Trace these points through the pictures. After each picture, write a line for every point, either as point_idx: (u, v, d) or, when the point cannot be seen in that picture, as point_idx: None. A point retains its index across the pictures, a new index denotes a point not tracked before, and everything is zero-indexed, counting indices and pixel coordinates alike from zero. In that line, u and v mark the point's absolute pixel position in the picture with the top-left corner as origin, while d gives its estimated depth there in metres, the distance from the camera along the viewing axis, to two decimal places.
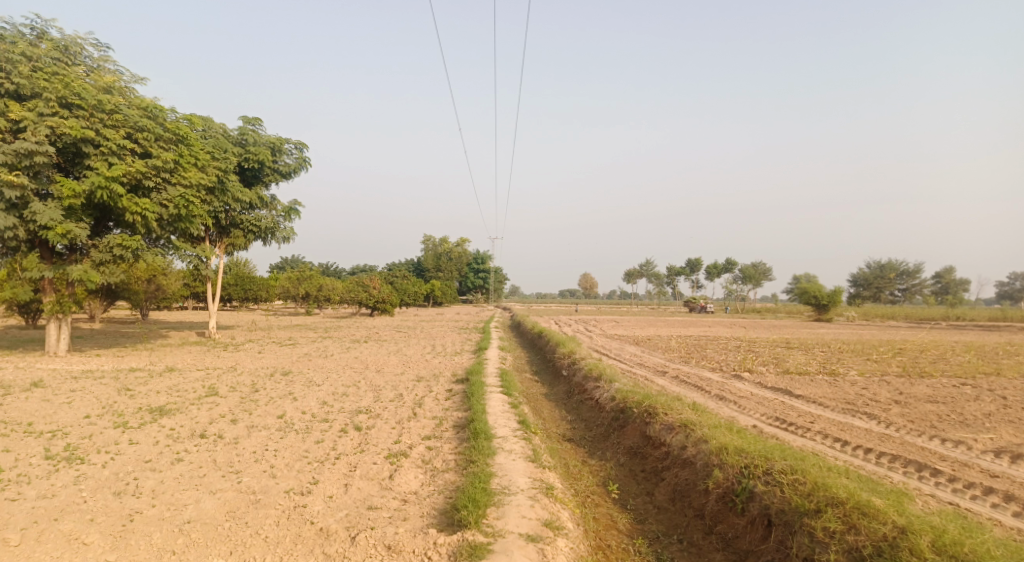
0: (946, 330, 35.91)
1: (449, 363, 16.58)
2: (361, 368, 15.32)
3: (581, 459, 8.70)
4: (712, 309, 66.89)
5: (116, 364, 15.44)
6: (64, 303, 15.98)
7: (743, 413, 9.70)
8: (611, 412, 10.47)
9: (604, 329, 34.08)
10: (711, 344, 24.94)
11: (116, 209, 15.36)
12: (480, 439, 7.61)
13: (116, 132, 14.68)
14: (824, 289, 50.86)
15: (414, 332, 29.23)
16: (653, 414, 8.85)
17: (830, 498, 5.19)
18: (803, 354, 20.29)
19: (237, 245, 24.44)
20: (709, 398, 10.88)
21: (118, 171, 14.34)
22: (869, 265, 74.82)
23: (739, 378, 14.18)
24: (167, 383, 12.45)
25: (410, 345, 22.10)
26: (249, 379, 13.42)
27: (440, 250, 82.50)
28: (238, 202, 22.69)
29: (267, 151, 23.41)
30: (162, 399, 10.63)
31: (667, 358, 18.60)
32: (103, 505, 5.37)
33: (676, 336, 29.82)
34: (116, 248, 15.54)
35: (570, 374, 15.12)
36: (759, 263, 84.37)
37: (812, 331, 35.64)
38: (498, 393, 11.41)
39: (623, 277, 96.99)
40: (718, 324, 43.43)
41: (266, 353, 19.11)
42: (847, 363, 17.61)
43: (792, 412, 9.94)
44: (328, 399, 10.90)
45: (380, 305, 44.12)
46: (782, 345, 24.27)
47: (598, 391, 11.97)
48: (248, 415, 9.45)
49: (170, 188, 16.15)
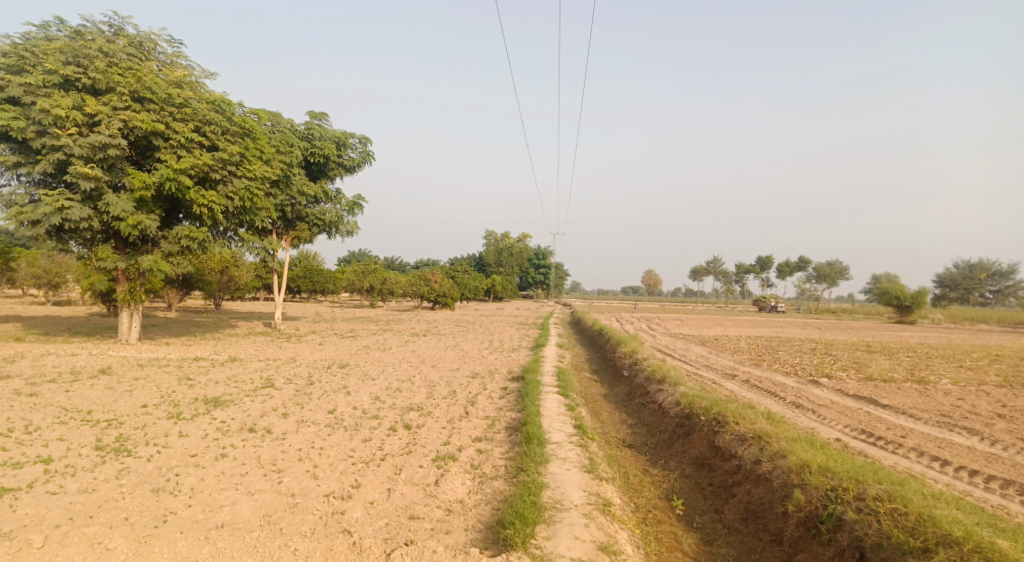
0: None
1: (505, 359, 16.20)
2: (417, 363, 15.18)
3: (642, 469, 8.05)
4: (783, 309, 63.69)
5: (183, 353, 15.99)
6: (135, 292, 16.79)
7: (824, 424, 8.76)
8: (676, 418, 9.75)
9: (667, 327, 32.84)
10: (784, 345, 23.42)
11: (184, 201, 15.88)
12: (533, 444, 7.11)
13: (184, 125, 15.15)
14: (908, 289, 47.27)
15: (472, 327, 29.09)
16: (724, 423, 8.08)
17: (940, 535, 4.40)
18: (887, 359, 18.65)
19: (303, 239, 24.99)
20: (785, 406, 9.97)
21: (185, 163, 14.79)
22: (957, 263, 69.21)
23: (818, 384, 13.04)
24: (227, 374, 12.69)
25: (467, 340, 21.91)
26: (306, 371, 13.53)
27: (501, 246, 82.62)
28: (303, 196, 23.17)
29: (332, 146, 23.77)
30: (219, 390, 10.80)
31: (735, 360, 17.51)
32: (140, 503, 5.33)
33: (745, 337, 28.29)
34: (184, 240, 16.09)
35: (631, 374, 14.41)
36: (834, 261, 79.67)
37: (893, 334, 33.10)
38: (554, 393, 10.90)
39: (687, 275, 94.20)
40: (790, 325, 41.14)
41: (326, 345, 19.36)
42: (940, 370, 15.96)
43: (881, 424, 8.89)
44: (380, 394, 10.74)
45: (440, 299, 44.50)
46: (862, 348, 22.48)
47: (661, 395, 11.25)
48: (299, 409, 9.41)
49: (235, 181, 16.55)
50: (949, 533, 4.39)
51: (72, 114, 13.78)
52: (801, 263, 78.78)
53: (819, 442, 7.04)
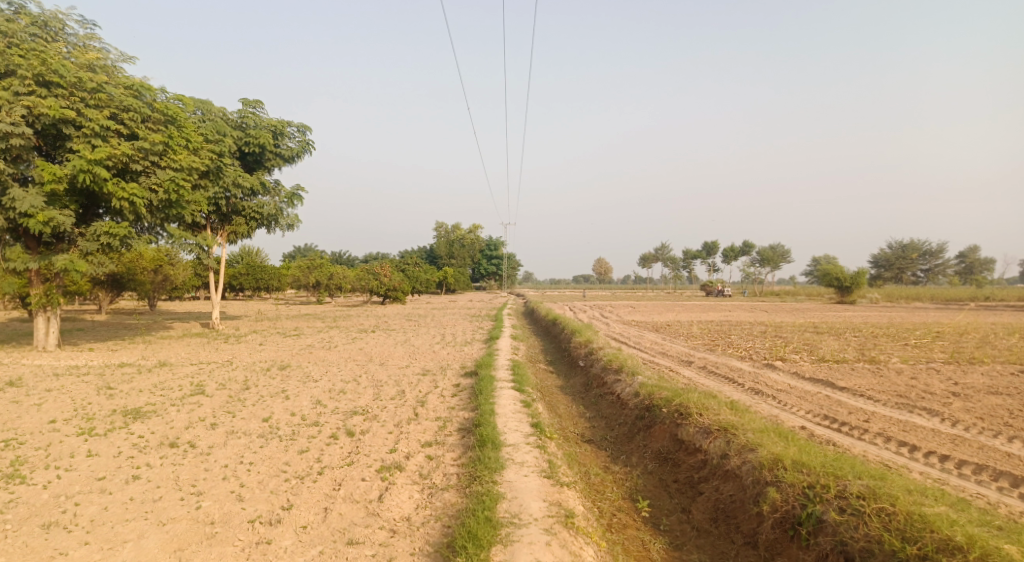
0: (980, 311, 34.10)
1: (458, 354, 15.57)
2: (365, 361, 14.36)
3: (602, 467, 7.61)
4: (730, 293, 65.26)
5: (106, 359, 14.65)
6: (52, 294, 15.24)
7: (786, 411, 8.54)
8: (636, 409, 9.39)
9: (621, 315, 32.85)
10: (735, 329, 23.62)
11: (102, 195, 14.45)
12: (487, 449, 6.54)
13: (99, 112, 13.75)
14: (847, 271, 49.12)
15: (423, 320, 28.28)
16: (687, 414, 7.72)
17: (939, 540, 4.12)
18: (835, 339, 18.98)
19: (241, 233, 23.56)
20: (745, 393, 9.74)
21: (101, 153, 13.40)
22: (890, 245, 72.52)
23: (773, 367, 12.97)
24: (153, 381, 11.60)
25: (418, 335, 21.15)
26: (243, 374, 12.53)
27: (454, 237, 81.63)
28: (239, 188, 21.78)
29: (269, 135, 22.43)
30: (142, 400, 9.77)
31: (690, 346, 17.42)
32: (22, 544, 4.49)
33: (697, 322, 28.53)
34: (104, 236, 14.68)
35: (587, 365, 14.05)
36: (777, 246, 82.22)
37: (836, 314, 34.14)
38: (509, 388, 10.36)
39: (639, 262, 95.59)
40: (739, 308, 41.97)
41: (267, 346, 18.22)
42: (886, 349, 16.27)
43: (841, 408, 8.75)
44: (322, 397, 9.95)
45: (392, 292, 43.38)
46: (810, 329, 22.92)
47: (619, 386, 10.89)
48: (232, 418, 8.55)
49: (159, 172, 15.16)
50: (948, 538, 4.11)
51: None
52: (746, 248, 80.99)
53: (786, 432, 6.76)
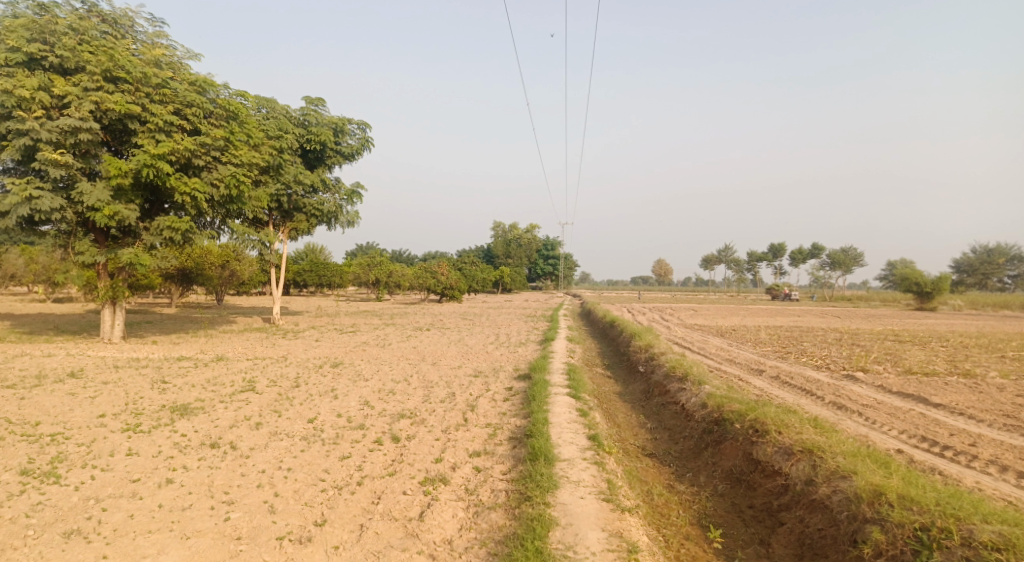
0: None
1: (511, 355, 15.06)
2: (416, 360, 14.07)
3: (666, 485, 6.90)
4: (798, 297, 62.03)
5: (168, 352, 14.98)
6: (117, 287, 15.75)
7: (877, 429, 7.55)
8: (703, 422, 8.60)
9: (681, 318, 31.60)
10: (807, 336, 22.11)
11: (166, 190, 14.81)
12: (540, 464, 5.97)
13: (162, 108, 14.08)
14: (928, 275, 45.66)
15: (478, 320, 27.97)
16: (764, 431, 6.89)
17: None
18: (922, 349, 17.31)
19: (301, 230, 23.93)
20: (828, 408, 8.76)
21: (164, 148, 13.71)
22: (976, 248, 67.23)
23: (855, 379, 11.79)
24: (207, 376, 11.66)
25: (472, 335, 20.81)
26: (294, 371, 12.45)
27: (510, 237, 81.55)
28: (299, 185, 22.07)
29: (329, 132, 22.66)
30: (192, 395, 9.74)
31: (758, 352, 16.25)
32: (41, 554, 4.29)
33: (764, 326, 26.95)
34: (166, 231, 15.06)
35: (647, 371, 13.27)
36: (849, 248, 77.74)
37: (918, 321, 31.57)
38: (564, 394, 9.75)
39: (699, 263, 92.60)
40: (807, 314, 39.73)
41: (322, 342, 18.30)
42: (984, 361, 14.63)
43: (942, 428, 7.66)
44: (370, 398, 9.64)
45: (448, 291, 43.52)
46: (891, 337, 21.12)
47: (683, 395, 10.09)
48: (278, 418, 8.35)
49: (220, 167, 15.41)
50: None
51: (39, 96, 12.73)
52: (815, 250, 76.98)
53: (885, 456, 5.87)
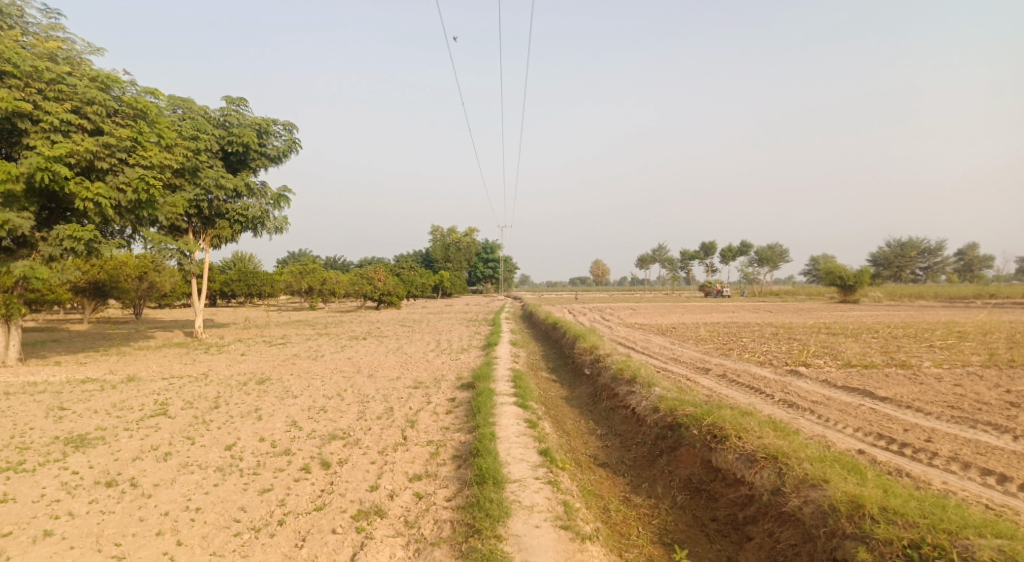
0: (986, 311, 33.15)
1: (453, 363, 14.36)
2: (352, 373, 13.14)
3: (622, 498, 6.46)
4: (730, 293, 64.20)
5: (69, 375, 13.38)
6: (12, 304, 13.92)
7: (831, 427, 7.40)
8: (655, 427, 8.25)
9: (623, 317, 31.69)
10: (745, 332, 22.49)
11: (65, 195, 13.25)
12: (488, 488, 5.39)
13: (58, 105, 12.59)
14: (850, 269, 48.04)
15: (417, 326, 27.01)
16: (722, 436, 6.56)
17: None
18: (854, 341, 17.82)
19: (224, 237, 22.34)
20: (780, 407, 8.59)
21: (60, 150, 12.24)
22: (889, 243, 71.63)
23: (799, 374, 11.82)
24: (113, 400, 10.37)
25: (411, 342, 19.94)
26: (215, 390, 11.29)
27: (449, 241, 80.51)
28: (221, 189, 20.54)
29: (253, 133, 21.27)
30: (92, 424, 8.55)
31: (702, 350, 16.24)
32: None
33: (703, 323, 27.30)
34: (67, 240, 13.46)
35: (594, 374, 12.90)
36: (775, 246, 81.20)
37: (845, 314, 32.94)
38: (511, 404, 9.18)
39: (637, 263, 94.43)
40: (741, 309, 40.92)
41: (248, 356, 16.96)
42: (913, 352, 15.12)
43: (892, 423, 7.58)
44: (299, 418, 8.74)
45: (387, 297, 42.17)
46: (824, 331, 21.74)
47: (633, 399, 9.75)
48: (192, 446, 7.34)
49: (128, 170, 13.94)
50: None
51: None
52: (744, 248, 79.99)
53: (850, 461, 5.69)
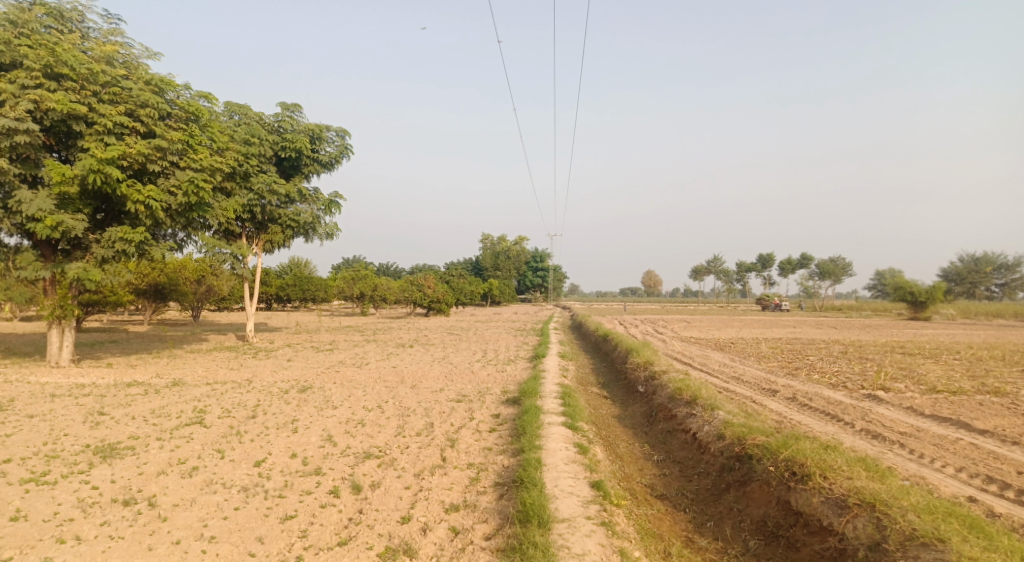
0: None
1: (499, 375, 13.75)
2: (394, 383, 12.72)
3: (684, 540, 5.66)
4: (788, 308, 61.35)
5: (119, 377, 13.52)
6: (65, 305, 14.29)
7: (930, 465, 6.38)
8: (721, 457, 7.37)
9: (675, 330, 30.41)
10: (809, 349, 20.99)
11: (117, 197, 13.52)
12: (532, 529, 4.74)
13: (112, 108, 12.86)
14: (921, 285, 44.96)
15: (464, 335, 26.59)
16: (802, 475, 5.64)
17: None
18: (936, 363, 16.20)
19: (276, 242, 22.58)
20: (863, 440, 7.56)
21: (112, 152, 12.46)
22: (963, 257, 67.07)
23: (878, 400, 10.61)
24: (153, 406, 10.26)
25: (456, 352, 19.47)
26: (255, 398, 11.05)
27: (498, 249, 80.38)
28: (273, 194, 20.75)
29: (306, 139, 21.40)
30: (127, 431, 8.37)
31: (765, 369, 15.08)
32: None
33: (762, 339, 25.78)
34: (118, 243, 13.71)
35: (649, 392, 12.03)
36: (837, 258, 77.33)
37: (919, 332, 30.55)
38: (558, 424, 8.49)
39: (689, 274, 91.72)
40: (802, 325, 38.86)
41: (293, 362, 16.88)
42: (1007, 376, 13.56)
43: (1002, 464, 6.47)
44: (335, 432, 8.31)
45: (435, 305, 42.16)
46: (899, 350, 20.00)
47: (694, 422, 8.88)
48: (220, 460, 7.00)
49: (179, 172, 14.13)
50: None
51: None
52: (804, 260, 76.53)
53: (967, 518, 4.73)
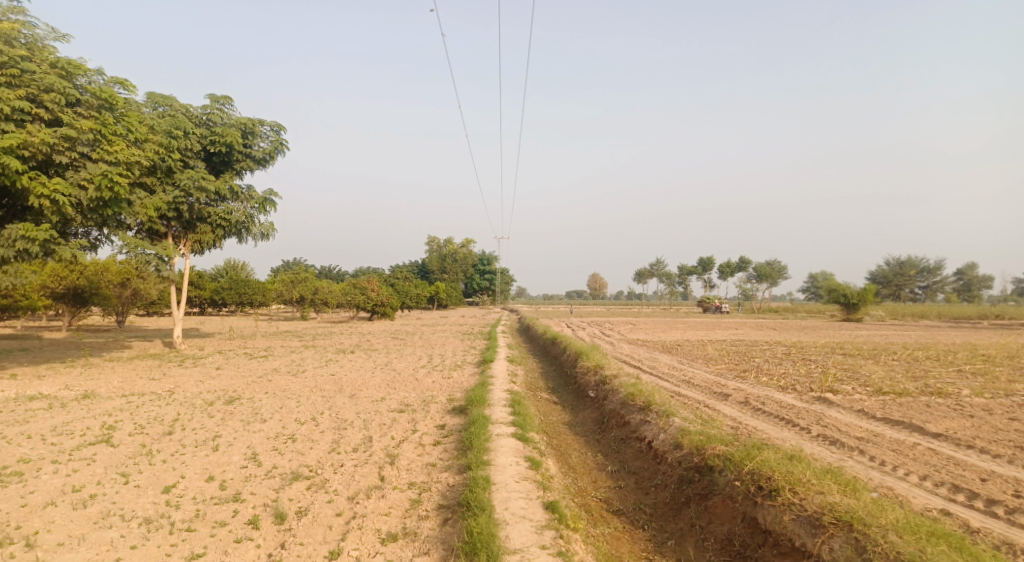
0: (991, 331, 32.20)
1: (445, 382, 13.06)
2: (332, 392, 11.83)
3: None
4: (729, 310, 63.06)
5: (19, 390, 12.07)
6: None
7: (894, 474, 6.23)
8: (679, 467, 7.02)
9: (623, 333, 30.41)
10: (755, 351, 21.27)
11: (17, 190, 12.07)
12: None
13: (11, 91, 11.44)
14: (853, 287, 46.98)
15: (409, 339, 25.67)
16: (770, 489, 5.34)
17: None
18: (875, 364, 16.56)
19: (207, 243, 21.10)
20: (822, 446, 7.37)
21: (12, 139, 11.07)
22: (888, 262, 70.86)
23: (828, 403, 10.58)
24: (54, 422, 9.07)
25: (401, 357, 18.64)
26: (174, 412, 9.98)
27: (446, 252, 79.30)
28: (203, 191, 19.36)
29: (238, 133, 20.11)
30: (16, 453, 7.26)
31: (714, 372, 14.99)
32: None
33: (708, 341, 26.03)
34: (19, 242, 12.24)
35: (600, 397, 11.65)
36: (774, 262, 80.33)
37: (854, 333, 31.65)
38: (508, 435, 7.93)
39: (635, 277, 93.12)
40: (744, 326, 39.80)
41: (223, 370, 15.65)
42: (944, 377, 13.93)
43: (963, 470, 6.39)
44: (262, 449, 7.48)
45: (380, 308, 40.90)
46: (839, 351, 20.46)
47: (649, 430, 8.52)
48: (122, 486, 6.04)
49: (91, 165, 12.80)
50: None
51: None
52: (743, 264, 79.07)
53: (948, 541, 4.44)
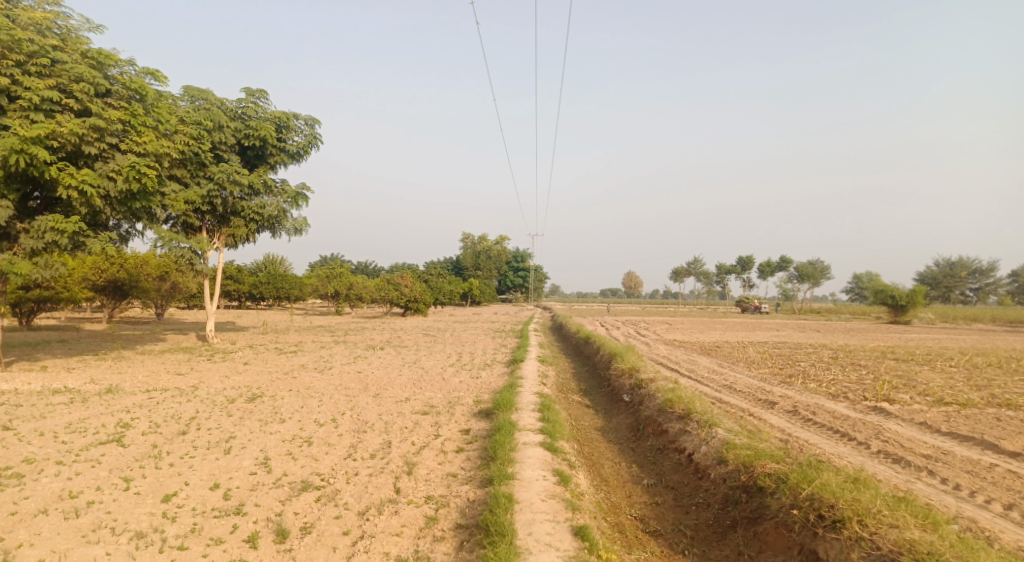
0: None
1: (472, 383, 12.56)
2: (356, 392, 11.45)
3: None
4: (767, 310, 61.09)
5: (47, 382, 12.07)
6: None
7: (974, 500, 5.43)
8: (724, 486, 6.31)
9: (658, 333, 29.43)
10: (799, 354, 20.17)
11: (47, 181, 12.09)
12: None
13: (40, 81, 11.43)
14: (902, 288, 44.74)
15: (439, 336, 25.33)
16: (833, 520, 4.64)
17: None
18: (933, 371, 15.37)
19: (240, 237, 21.11)
20: (883, 465, 6.56)
21: (40, 129, 11.04)
22: (938, 262, 67.59)
23: (886, 413, 9.66)
24: (72, 418, 8.90)
25: (430, 355, 18.25)
26: (194, 410, 9.73)
27: (479, 249, 79.15)
28: (236, 185, 19.32)
29: (271, 127, 20.00)
30: (26, 452, 7.06)
31: (757, 376, 14.09)
32: None
33: (748, 343, 24.92)
34: (49, 233, 12.27)
35: (635, 402, 10.96)
36: (816, 261, 77.65)
37: (903, 337, 29.94)
38: (535, 444, 7.34)
39: (670, 276, 91.30)
40: (784, 327, 38.31)
41: (251, 365, 15.51)
42: (1013, 386, 12.75)
43: None
44: (275, 454, 7.09)
45: (412, 305, 40.80)
46: (891, 356, 19.18)
47: (690, 441, 7.81)
48: (121, 493, 5.71)
49: (119, 156, 12.75)
50: None
51: None
52: (783, 263, 76.57)
53: None
